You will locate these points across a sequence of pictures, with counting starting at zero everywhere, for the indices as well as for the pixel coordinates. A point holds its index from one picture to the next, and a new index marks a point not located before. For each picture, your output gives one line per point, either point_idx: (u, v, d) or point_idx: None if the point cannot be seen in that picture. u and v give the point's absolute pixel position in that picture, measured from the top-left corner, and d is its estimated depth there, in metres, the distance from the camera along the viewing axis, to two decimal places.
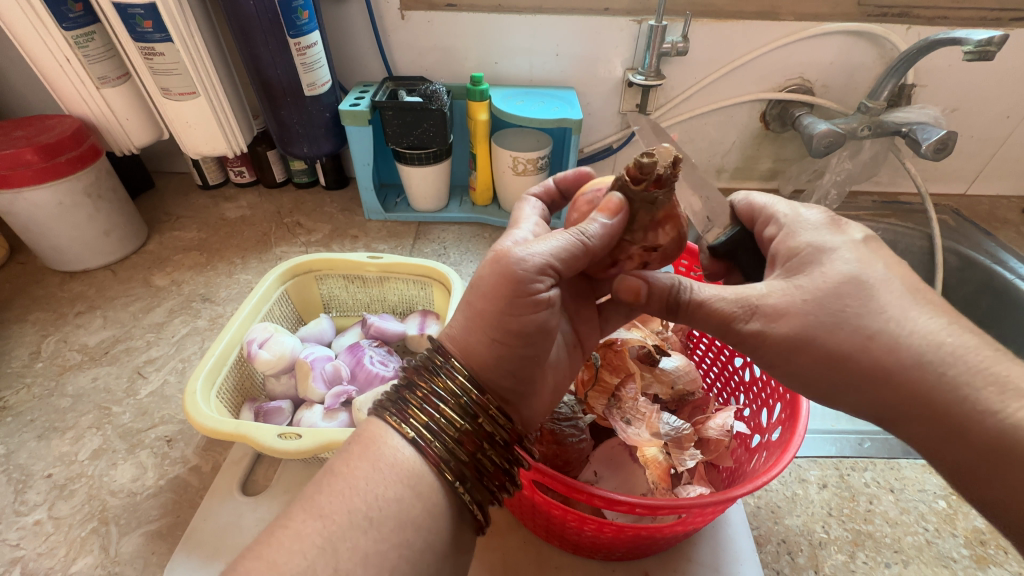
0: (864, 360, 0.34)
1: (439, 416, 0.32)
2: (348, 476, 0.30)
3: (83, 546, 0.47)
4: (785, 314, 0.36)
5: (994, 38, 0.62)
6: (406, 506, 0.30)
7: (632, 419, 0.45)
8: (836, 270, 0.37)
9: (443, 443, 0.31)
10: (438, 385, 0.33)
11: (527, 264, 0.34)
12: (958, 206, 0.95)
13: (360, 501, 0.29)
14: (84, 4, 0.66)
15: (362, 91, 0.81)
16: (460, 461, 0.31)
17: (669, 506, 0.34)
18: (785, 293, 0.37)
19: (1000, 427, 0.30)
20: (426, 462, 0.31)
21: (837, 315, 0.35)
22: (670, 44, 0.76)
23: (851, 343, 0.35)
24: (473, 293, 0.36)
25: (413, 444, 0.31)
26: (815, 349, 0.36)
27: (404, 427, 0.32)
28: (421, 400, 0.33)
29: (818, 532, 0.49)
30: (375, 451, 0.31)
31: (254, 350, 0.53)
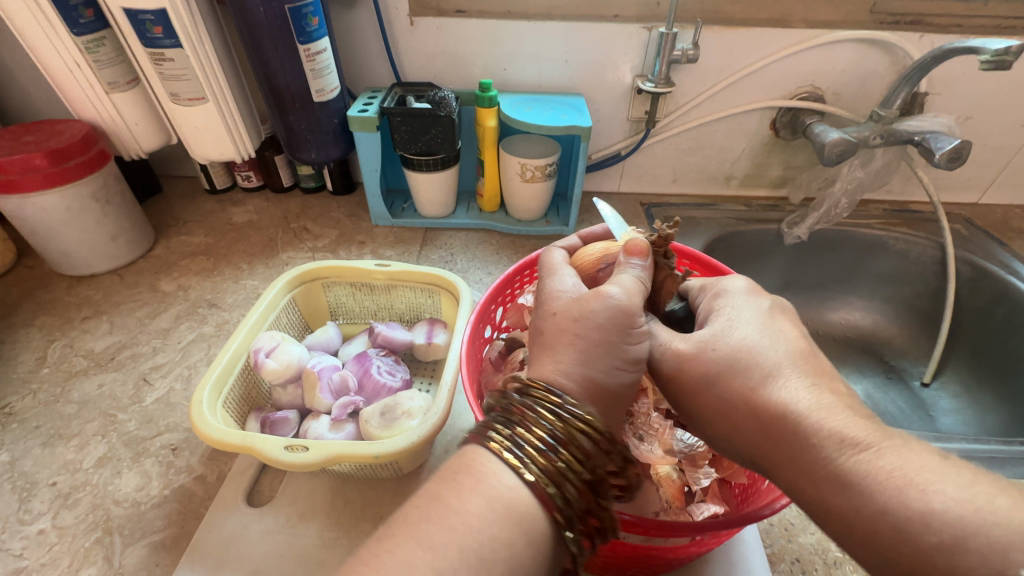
0: (741, 409, 0.34)
1: (557, 460, 0.30)
2: (461, 509, 0.28)
3: (86, 557, 0.46)
4: (687, 360, 0.37)
5: (1011, 47, 0.61)
6: (519, 551, 0.27)
7: (645, 435, 0.45)
8: (739, 333, 0.36)
9: (557, 491, 0.29)
10: (556, 425, 0.31)
11: (629, 301, 0.35)
12: (971, 215, 0.93)
13: (473, 539, 0.27)
14: (95, 10, 0.66)
15: (370, 97, 0.81)
16: (575, 509, 0.29)
17: (683, 527, 0.33)
18: (698, 342, 0.37)
19: (836, 470, 0.29)
20: (541, 507, 0.29)
21: (726, 367, 0.35)
22: (681, 51, 0.75)
23: (735, 393, 0.34)
24: (582, 326, 0.34)
25: (529, 487, 0.29)
26: (714, 396, 0.35)
27: (524, 466, 0.29)
28: (538, 439, 0.30)
29: (832, 551, 0.48)
30: (487, 488, 0.29)
31: (261, 359, 0.52)
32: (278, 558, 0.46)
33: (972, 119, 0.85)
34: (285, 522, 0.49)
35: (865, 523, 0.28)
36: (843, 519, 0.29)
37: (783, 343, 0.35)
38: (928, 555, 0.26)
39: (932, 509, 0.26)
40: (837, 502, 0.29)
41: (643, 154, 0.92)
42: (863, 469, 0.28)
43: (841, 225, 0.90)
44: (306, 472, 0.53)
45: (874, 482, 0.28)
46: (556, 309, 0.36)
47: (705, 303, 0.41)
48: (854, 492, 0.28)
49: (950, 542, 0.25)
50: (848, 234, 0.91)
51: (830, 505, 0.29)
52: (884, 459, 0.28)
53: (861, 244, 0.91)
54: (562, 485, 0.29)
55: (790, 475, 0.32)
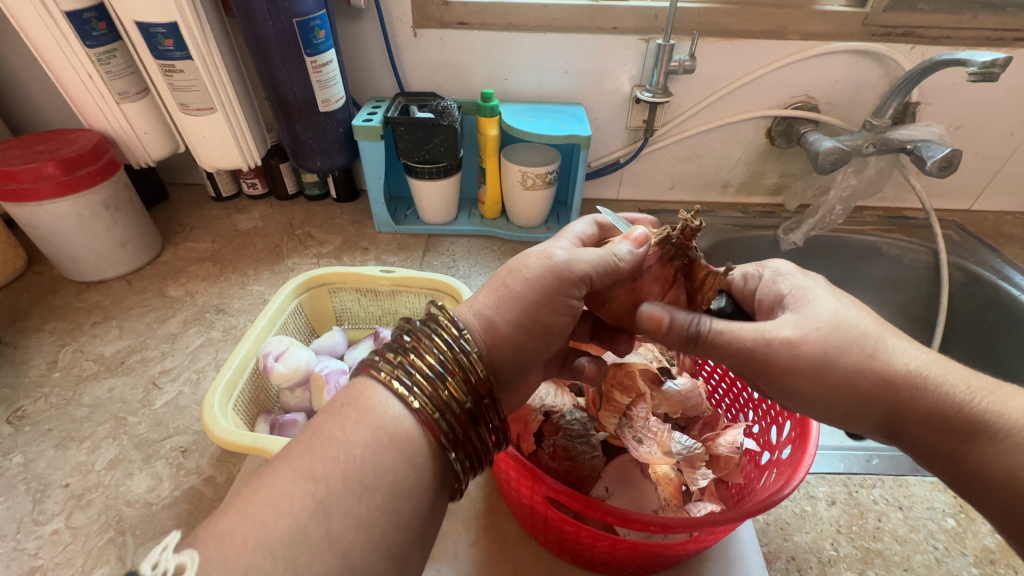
0: (863, 379, 0.36)
1: (438, 386, 0.32)
2: (343, 442, 0.29)
3: (100, 556, 0.48)
4: (798, 346, 0.37)
5: (997, 60, 0.63)
6: (400, 472, 0.29)
7: (644, 437, 0.46)
8: (825, 308, 0.39)
9: (444, 417, 0.32)
10: (441, 355, 0.33)
11: (572, 267, 0.39)
12: (963, 221, 0.95)
13: (356, 466, 0.28)
14: (107, 23, 0.68)
15: (374, 107, 0.83)
16: (454, 433, 0.32)
17: (681, 524, 0.35)
18: (798, 326, 0.38)
19: (977, 416, 0.34)
20: (424, 433, 0.31)
21: (836, 341, 0.37)
22: (678, 62, 0.77)
23: (858, 363, 0.36)
24: (512, 276, 0.38)
25: (413, 414, 0.31)
26: (835, 373, 0.37)
27: (405, 389, 0.31)
28: (425, 367, 0.32)
29: (827, 550, 0.49)
30: (373, 417, 0.30)
31: (270, 363, 0.54)
32: None
33: (963, 128, 0.87)
34: None
35: (1006, 458, 0.32)
36: (978, 463, 0.33)
37: (863, 311, 0.39)
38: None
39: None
40: (977, 449, 0.33)
41: (641, 162, 0.94)
42: (995, 409, 0.34)
43: (835, 231, 0.92)
44: None
45: (1012, 423, 0.33)
46: (510, 259, 0.41)
47: (766, 288, 0.43)
48: (1000, 433, 0.33)
49: None
50: (843, 240, 0.92)
51: (965, 450, 0.34)
52: (1009, 401, 0.34)
53: (856, 250, 0.93)
54: (447, 411, 0.32)
55: (924, 431, 0.35)
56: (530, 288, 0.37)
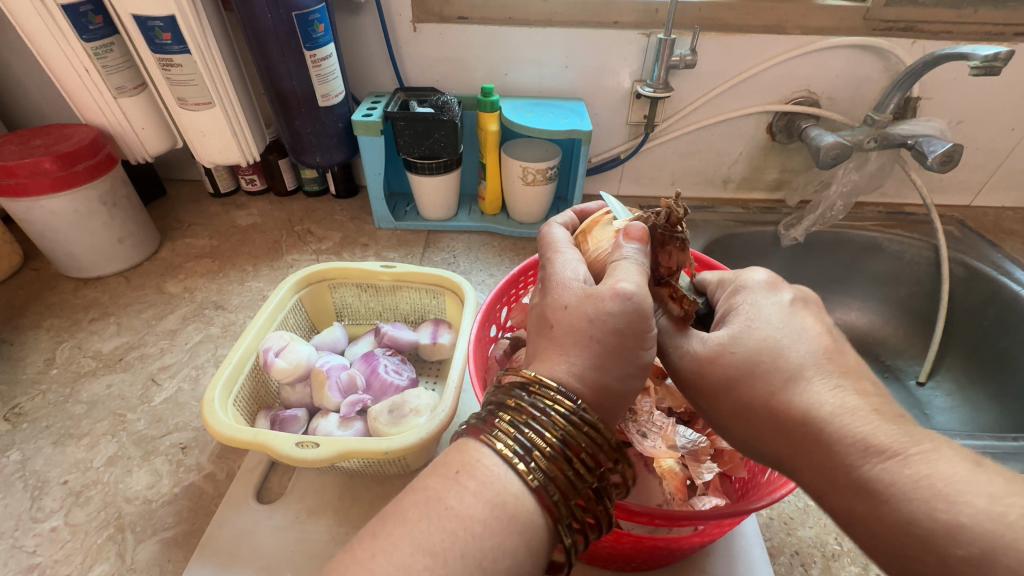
0: (757, 414, 0.35)
1: (559, 463, 0.30)
2: (465, 515, 0.28)
3: (99, 553, 0.47)
4: (707, 363, 0.38)
5: (999, 54, 0.63)
6: (519, 555, 0.28)
7: (648, 432, 0.45)
8: (759, 337, 0.36)
9: (563, 497, 0.30)
10: (559, 428, 0.31)
11: (646, 304, 0.35)
12: (964, 217, 0.95)
13: (475, 546, 0.27)
14: (104, 16, 0.68)
15: (374, 102, 0.82)
16: (571, 512, 0.30)
17: (687, 517, 0.34)
18: (717, 343, 0.38)
19: (864, 479, 0.30)
20: (543, 513, 0.29)
21: (739, 369, 0.36)
22: (679, 57, 0.77)
23: (761, 397, 0.35)
24: (595, 327, 0.34)
25: (532, 492, 0.29)
26: (739, 401, 0.36)
27: (527, 466, 0.30)
28: (547, 445, 0.30)
29: (831, 544, 0.49)
30: (489, 489, 0.29)
31: (270, 358, 0.53)
32: (289, 555, 0.47)
33: (963, 123, 0.86)
34: (295, 519, 0.49)
35: (893, 530, 0.28)
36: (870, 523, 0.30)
37: (804, 339, 0.35)
38: (954, 566, 0.26)
39: (960, 522, 0.26)
40: (864, 510, 0.30)
41: (641, 157, 0.94)
42: (888, 476, 0.29)
43: (836, 226, 0.92)
44: (314, 469, 0.54)
45: (903, 488, 0.28)
46: (567, 303, 0.36)
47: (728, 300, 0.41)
48: (882, 502, 0.29)
49: (979, 556, 0.26)
50: (843, 235, 0.92)
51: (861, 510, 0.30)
52: (912, 466, 0.29)
53: (856, 245, 0.93)
54: (567, 491, 0.30)
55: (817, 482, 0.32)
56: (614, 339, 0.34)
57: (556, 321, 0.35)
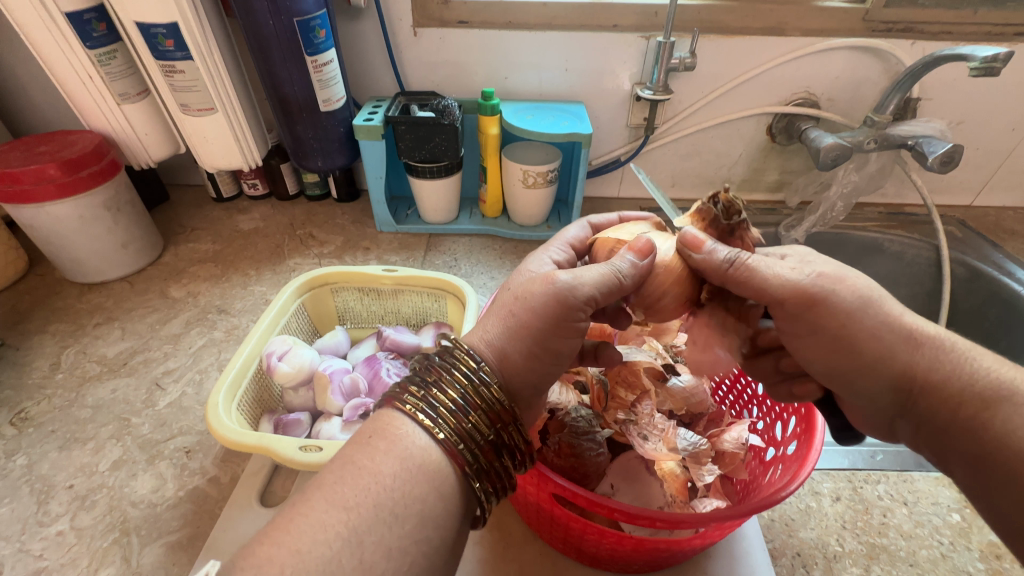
0: (874, 348, 0.37)
1: (464, 419, 0.31)
2: (373, 470, 0.29)
3: (105, 557, 0.48)
4: (823, 288, 0.37)
5: (999, 55, 0.63)
6: (428, 504, 0.29)
7: (649, 435, 0.46)
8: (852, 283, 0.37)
9: (468, 450, 0.31)
10: (462, 386, 0.32)
11: (577, 293, 0.35)
12: (965, 217, 0.95)
13: (387, 497, 0.28)
14: (107, 24, 0.68)
15: (375, 106, 0.82)
16: (479, 463, 0.31)
17: (688, 520, 0.35)
18: (819, 274, 0.37)
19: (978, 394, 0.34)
20: (450, 464, 0.30)
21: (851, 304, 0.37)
22: (678, 60, 0.78)
23: (877, 329, 0.37)
24: (518, 304, 0.36)
25: (438, 445, 0.30)
26: (861, 331, 0.37)
27: (433, 425, 0.30)
28: (449, 401, 0.31)
29: (832, 546, 0.49)
30: (399, 446, 0.30)
31: (273, 363, 0.54)
32: None
33: (963, 124, 0.87)
34: None
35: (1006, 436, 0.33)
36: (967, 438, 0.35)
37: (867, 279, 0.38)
38: None
39: None
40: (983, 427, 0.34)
41: (642, 159, 0.94)
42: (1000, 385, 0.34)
43: (836, 227, 0.92)
44: (317, 472, 0.54)
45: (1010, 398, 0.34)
46: (511, 285, 0.38)
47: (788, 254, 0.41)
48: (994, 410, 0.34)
49: None
50: (844, 236, 0.92)
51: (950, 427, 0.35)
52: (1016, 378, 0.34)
53: (857, 246, 0.93)
54: (472, 444, 0.31)
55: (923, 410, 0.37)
56: (534, 317, 0.35)
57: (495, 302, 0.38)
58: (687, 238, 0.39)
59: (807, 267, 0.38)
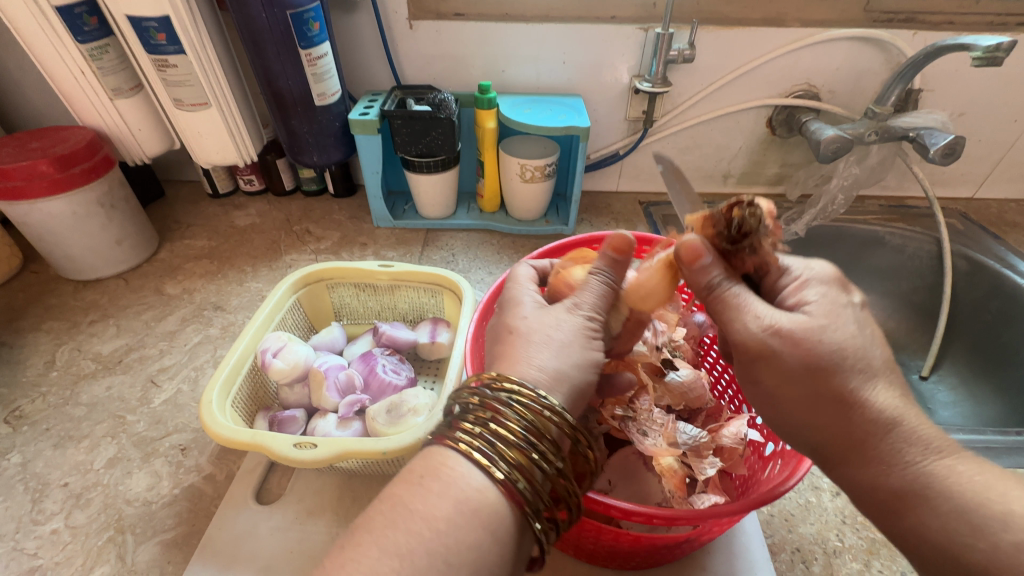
0: (829, 412, 0.33)
1: (526, 455, 0.30)
2: (427, 514, 0.27)
3: (100, 555, 0.47)
4: (794, 342, 0.33)
5: (1002, 44, 0.62)
6: (482, 550, 0.27)
7: (648, 430, 0.46)
8: (841, 332, 0.34)
9: (530, 488, 0.29)
10: (523, 419, 0.31)
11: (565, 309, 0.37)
12: (966, 210, 0.94)
13: (439, 543, 0.26)
14: (98, 17, 0.67)
15: (371, 100, 0.82)
16: (542, 499, 0.30)
17: (685, 517, 0.34)
18: (802, 325, 0.34)
19: (909, 477, 0.31)
20: (509, 505, 0.29)
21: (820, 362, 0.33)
22: (677, 52, 0.77)
23: (826, 392, 0.33)
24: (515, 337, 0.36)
25: (496, 486, 0.29)
26: (813, 391, 0.33)
27: (490, 466, 0.29)
28: (510, 435, 0.30)
29: (832, 541, 0.49)
30: (455, 489, 0.28)
31: (268, 359, 0.53)
32: (286, 555, 0.47)
33: (965, 115, 0.86)
34: (294, 519, 0.50)
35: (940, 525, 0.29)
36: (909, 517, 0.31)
37: (865, 332, 0.34)
38: (1007, 551, 0.27)
39: None
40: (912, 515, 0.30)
41: (640, 153, 0.93)
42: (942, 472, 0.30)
43: (837, 221, 0.91)
44: (314, 469, 0.54)
45: (954, 484, 0.30)
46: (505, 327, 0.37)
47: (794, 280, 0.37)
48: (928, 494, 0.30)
49: None
50: (844, 230, 0.92)
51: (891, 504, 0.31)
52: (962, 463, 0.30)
53: (857, 240, 0.92)
54: (533, 481, 0.30)
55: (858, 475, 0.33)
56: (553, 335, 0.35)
57: (502, 340, 0.36)
58: (684, 249, 0.37)
59: (782, 316, 0.35)
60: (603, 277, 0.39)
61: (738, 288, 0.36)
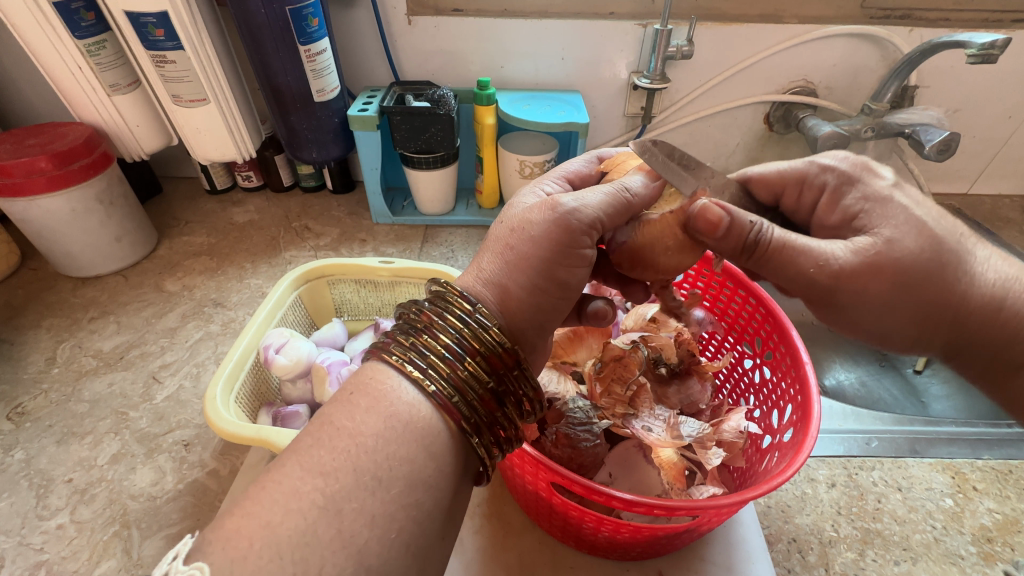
0: (933, 317, 0.38)
1: (459, 369, 0.31)
2: (353, 430, 0.28)
3: (105, 550, 0.48)
4: (879, 266, 0.36)
5: (996, 41, 0.62)
6: (420, 468, 0.29)
7: (651, 422, 0.47)
8: (906, 225, 0.37)
9: (464, 401, 0.31)
10: (459, 334, 0.32)
11: (579, 214, 0.36)
12: (960, 205, 0.95)
13: (365, 459, 0.28)
14: (96, 13, 0.67)
15: (369, 96, 0.82)
16: (479, 416, 0.31)
17: (685, 508, 0.35)
18: (876, 247, 0.37)
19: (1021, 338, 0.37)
20: (442, 417, 0.30)
21: (932, 268, 0.36)
22: (675, 48, 0.77)
23: (936, 296, 0.37)
24: (517, 236, 0.36)
25: (428, 399, 0.30)
26: (921, 299, 0.37)
27: (422, 380, 0.30)
28: (441, 348, 0.31)
29: (827, 531, 0.50)
30: (386, 405, 0.29)
31: (271, 355, 0.54)
32: None
33: (961, 112, 0.86)
34: None
35: None
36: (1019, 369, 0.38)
37: (938, 221, 0.37)
38: None
39: None
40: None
41: None
42: None
43: None
44: None
45: None
46: (506, 218, 0.38)
47: (822, 168, 0.43)
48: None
49: None
50: None
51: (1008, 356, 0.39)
52: None
53: None
54: (468, 396, 0.31)
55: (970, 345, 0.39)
56: (542, 230, 0.35)
57: (490, 236, 0.38)
58: (704, 218, 0.38)
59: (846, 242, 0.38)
60: (620, 189, 0.38)
61: (778, 231, 0.38)
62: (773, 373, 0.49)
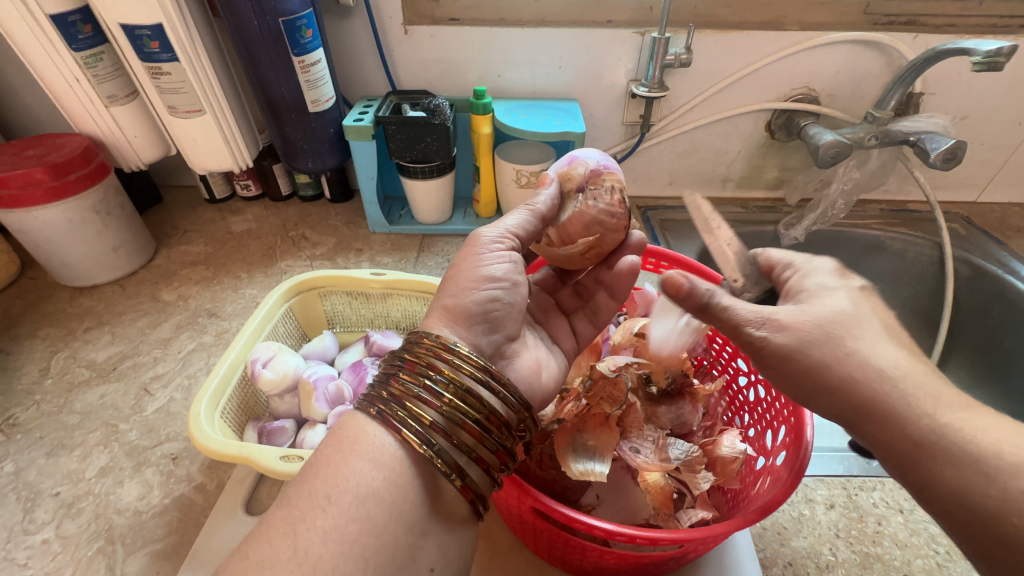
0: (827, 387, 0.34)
1: (403, 386, 0.33)
2: None
3: (89, 566, 0.47)
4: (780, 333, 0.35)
5: (1002, 49, 0.61)
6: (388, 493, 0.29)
7: (640, 446, 0.46)
8: (830, 307, 0.36)
9: (408, 414, 0.32)
10: (405, 358, 0.35)
11: (494, 234, 0.42)
12: (969, 214, 0.93)
13: None
14: (93, 25, 0.67)
15: (365, 105, 0.81)
16: (426, 425, 0.32)
17: (669, 538, 0.34)
18: (787, 320, 0.35)
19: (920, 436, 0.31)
20: (391, 436, 0.32)
21: (805, 341, 0.34)
22: (674, 55, 0.76)
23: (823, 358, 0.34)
24: (453, 268, 0.42)
25: (377, 422, 0.33)
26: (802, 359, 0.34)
27: (370, 406, 0.33)
28: (388, 377, 0.34)
29: (825, 555, 0.48)
30: (343, 438, 0.32)
31: (257, 370, 0.53)
32: None
33: (968, 118, 0.84)
34: None
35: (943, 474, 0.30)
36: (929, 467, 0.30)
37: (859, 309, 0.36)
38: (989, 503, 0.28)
39: None
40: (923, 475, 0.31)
41: (639, 157, 0.92)
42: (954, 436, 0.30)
43: (837, 225, 0.91)
44: None
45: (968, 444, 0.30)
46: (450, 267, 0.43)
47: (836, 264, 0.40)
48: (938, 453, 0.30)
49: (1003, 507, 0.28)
50: (845, 234, 0.91)
51: (913, 445, 0.31)
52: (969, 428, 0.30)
53: (858, 244, 0.91)
54: (409, 409, 0.32)
55: (871, 435, 0.33)
56: (466, 262, 0.41)
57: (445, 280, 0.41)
58: (669, 282, 0.37)
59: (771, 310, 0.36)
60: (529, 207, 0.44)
61: (730, 298, 0.37)
62: (768, 392, 0.48)
